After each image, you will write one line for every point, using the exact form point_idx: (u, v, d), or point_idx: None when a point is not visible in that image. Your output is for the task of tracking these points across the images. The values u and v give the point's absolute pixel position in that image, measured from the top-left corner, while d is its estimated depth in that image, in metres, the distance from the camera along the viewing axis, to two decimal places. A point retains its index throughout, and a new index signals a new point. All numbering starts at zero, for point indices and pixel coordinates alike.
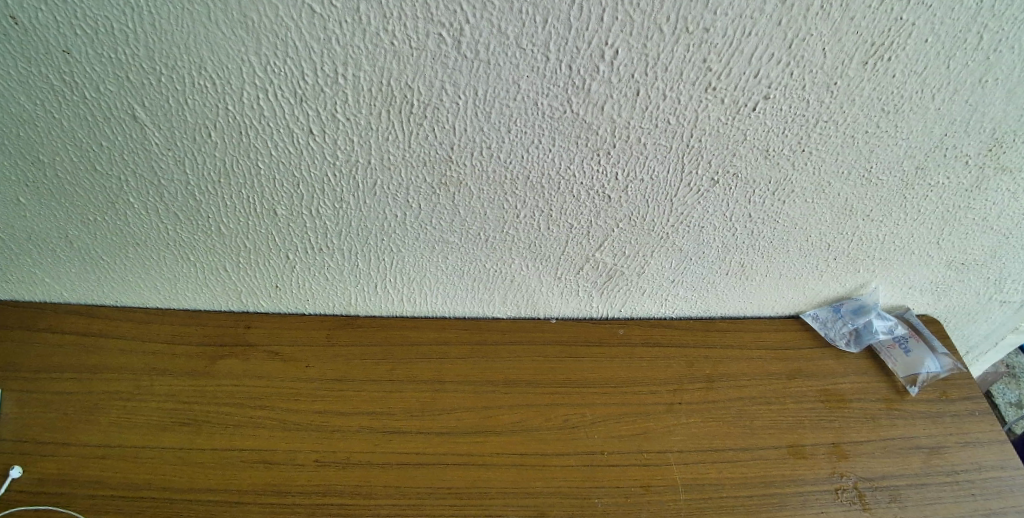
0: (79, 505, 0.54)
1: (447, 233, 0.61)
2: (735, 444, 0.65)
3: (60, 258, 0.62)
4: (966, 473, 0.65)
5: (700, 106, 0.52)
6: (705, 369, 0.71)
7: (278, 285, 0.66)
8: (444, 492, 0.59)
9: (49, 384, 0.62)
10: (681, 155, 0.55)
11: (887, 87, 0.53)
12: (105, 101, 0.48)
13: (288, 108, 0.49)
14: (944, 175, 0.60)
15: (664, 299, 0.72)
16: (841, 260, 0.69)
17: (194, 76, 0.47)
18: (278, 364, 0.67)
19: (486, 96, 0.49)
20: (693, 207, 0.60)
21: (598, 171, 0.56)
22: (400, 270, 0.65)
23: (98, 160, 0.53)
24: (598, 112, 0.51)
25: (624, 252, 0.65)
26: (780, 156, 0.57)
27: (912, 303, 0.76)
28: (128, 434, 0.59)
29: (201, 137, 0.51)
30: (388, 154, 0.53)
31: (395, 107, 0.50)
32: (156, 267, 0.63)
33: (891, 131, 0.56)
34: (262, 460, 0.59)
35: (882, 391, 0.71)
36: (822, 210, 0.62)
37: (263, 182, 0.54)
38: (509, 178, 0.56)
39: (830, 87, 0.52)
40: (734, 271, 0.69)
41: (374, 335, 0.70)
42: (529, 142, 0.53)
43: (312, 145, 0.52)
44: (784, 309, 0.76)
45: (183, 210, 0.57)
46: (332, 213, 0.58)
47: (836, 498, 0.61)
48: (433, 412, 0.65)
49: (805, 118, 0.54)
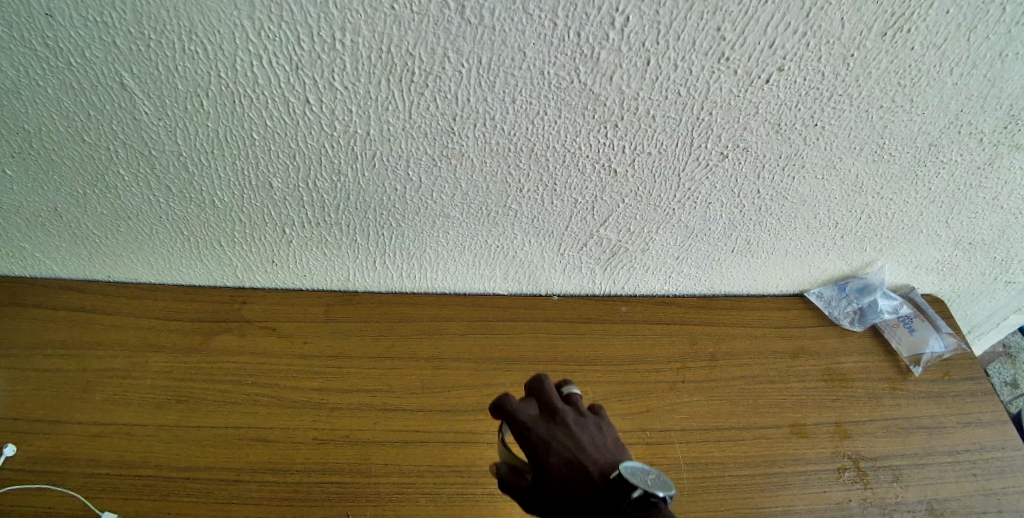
0: (75, 484, 0.53)
1: (448, 207, 0.59)
2: (737, 423, 0.64)
3: (50, 232, 0.60)
4: (967, 453, 0.65)
5: (712, 78, 0.50)
6: (707, 347, 0.70)
7: (274, 260, 0.65)
8: (446, 471, 0.58)
9: (41, 361, 0.61)
10: (690, 128, 0.54)
11: (905, 59, 0.51)
12: (92, 68, 0.46)
13: (284, 75, 0.47)
14: (957, 152, 0.59)
15: (667, 276, 0.71)
16: (848, 238, 0.67)
17: (185, 41, 0.44)
18: (275, 340, 0.65)
19: (490, 65, 0.47)
20: (700, 182, 0.59)
21: (605, 144, 0.54)
22: (399, 245, 0.63)
23: (86, 129, 0.50)
24: (606, 83, 0.49)
25: (629, 229, 0.63)
26: (792, 130, 0.55)
27: (916, 282, 0.75)
28: (123, 412, 0.58)
29: (193, 106, 0.49)
30: (387, 124, 0.51)
31: (395, 75, 0.48)
32: (149, 241, 0.62)
33: (906, 105, 0.54)
34: (261, 437, 0.58)
35: (885, 370, 0.71)
36: (832, 187, 0.61)
37: (258, 154, 0.53)
38: (514, 150, 0.54)
39: (846, 59, 0.50)
40: (740, 249, 0.67)
41: (372, 311, 0.69)
42: (534, 114, 0.51)
43: (308, 115, 0.50)
44: (788, 287, 0.75)
45: (175, 183, 0.55)
46: (329, 186, 0.56)
47: (838, 477, 0.62)
48: (433, 390, 0.64)
49: (818, 91, 0.52)
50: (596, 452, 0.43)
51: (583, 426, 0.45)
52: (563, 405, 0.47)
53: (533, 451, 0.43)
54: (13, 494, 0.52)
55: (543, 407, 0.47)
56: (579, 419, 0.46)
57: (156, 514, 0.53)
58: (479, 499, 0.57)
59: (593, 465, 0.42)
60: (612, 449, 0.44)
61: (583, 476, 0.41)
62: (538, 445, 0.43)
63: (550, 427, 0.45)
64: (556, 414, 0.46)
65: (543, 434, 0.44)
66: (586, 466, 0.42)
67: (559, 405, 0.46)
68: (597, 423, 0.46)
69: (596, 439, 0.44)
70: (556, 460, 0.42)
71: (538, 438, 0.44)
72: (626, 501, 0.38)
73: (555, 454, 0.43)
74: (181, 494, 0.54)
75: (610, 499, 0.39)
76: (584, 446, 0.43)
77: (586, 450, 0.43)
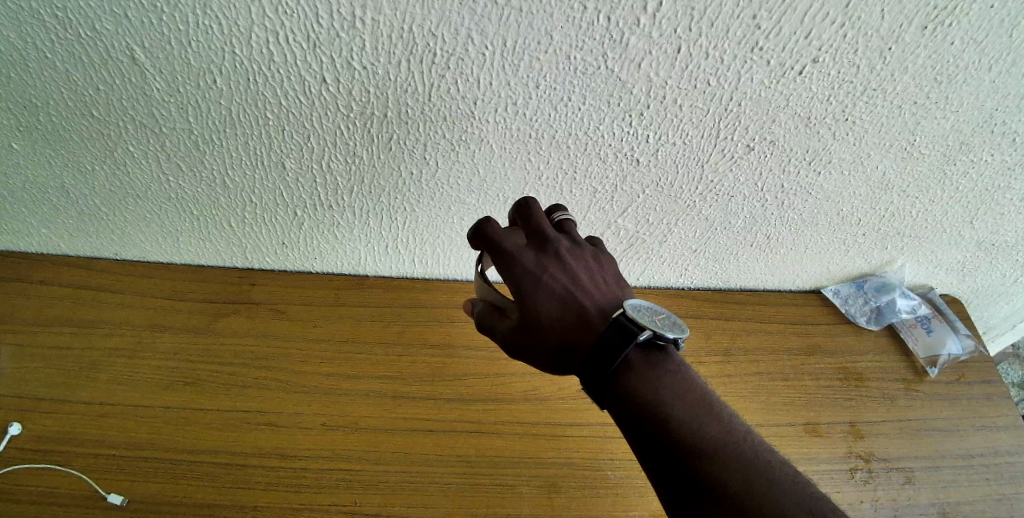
0: (81, 464, 0.53)
1: (465, 193, 0.58)
2: (750, 420, 0.64)
3: (57, 208, 0.58)
4: (980, 457, 0.65)
5: (743, 67, 0.48)
6: (722, 342, 0.69)
7: (284, 243, 0.64)
8: (455, 461, 0.58)
9: (47, 338, 0.60)
10: (718, 119, 0.52)
11: (944, 54, 0.49)
12: (102, 41, 0.44)
13: (301, 54, 0.45)
14: (988, 151, 0.57)
15: (683, 269, 0.70)
16: (870, 236, 0.66)
17: (198, 15, 0.42)
18: (285, 323, 0.65)
19: (515, 48, 0.46)
20: (724, 175, 0.57)
21: (629, 133, 0.53)
22: (412, 230, 0.62)
23: (95, 104, 0.49)
24: (634, 70, 0.48)
25: (648, 220, 0.62)
26: (822, 125, 0.53)
27: (935, 282, 0.74)
28: (129, 392, 0.58)
29: (206, 82, 0.47)
30: (405, 107, 0.49)
31: (416, 56, 0.46)
32: (158, 220, 0.60)
33: (941, 102, 0.53)
34: (268, 421, 0.58)
35: (901, 371, 0.71)
36: (857, 183, 0.59)
37: (272, 133, 0.51)
38: (535, 137, 0.53)
39: (883, 53, 0.48)
40: (759, 243, 0.66)
41: (383, 296, 0.68)
42: (557, 100, 0.50)
43: (324, 95, 0.48)
44: (804, 283, 0.74)
45: (186, 161, 0.54)
46: (343, 169, 0.55)
47: (850, 478, 0.61)
48: (444, 378, 0.63)
49: (852, 85, 0.50)
50: (589, 286, 0.47)
51: (572, 255, 0.48)
52: (552, 232, 0.48)
53: (523, 279, 0.46)
54: (19, 473, 0.52)
55: (531, 236, 0.48)
56: (569, 247, 0.48)
57: (163, 498, 0.52)
58: (489, 491, 0.56)
59: (588, 298, 0.46)
60: (604, 282, 0.48)
61: (579, 311, 0.45)
62: (530, 276, 0.46)
63: (543, 259, 0.47)
64: (548, 244, 0.47)
65: (535, 265, 0.46)
66: (583, 302, 0.45)
67: (549, 234, 0.48)
68: (586, 249, 0.49)
69: (587, 271, 0.48)
70: (553, 294, 0.46)
71: (532, 268, 0.46)
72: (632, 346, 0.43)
73: (551, 289, 0.46)
74: (189, 477, 0.54)
75: (610, 343, 0.43)
76: (577, 278, 0.47)
77: (580, 284, 0.46)
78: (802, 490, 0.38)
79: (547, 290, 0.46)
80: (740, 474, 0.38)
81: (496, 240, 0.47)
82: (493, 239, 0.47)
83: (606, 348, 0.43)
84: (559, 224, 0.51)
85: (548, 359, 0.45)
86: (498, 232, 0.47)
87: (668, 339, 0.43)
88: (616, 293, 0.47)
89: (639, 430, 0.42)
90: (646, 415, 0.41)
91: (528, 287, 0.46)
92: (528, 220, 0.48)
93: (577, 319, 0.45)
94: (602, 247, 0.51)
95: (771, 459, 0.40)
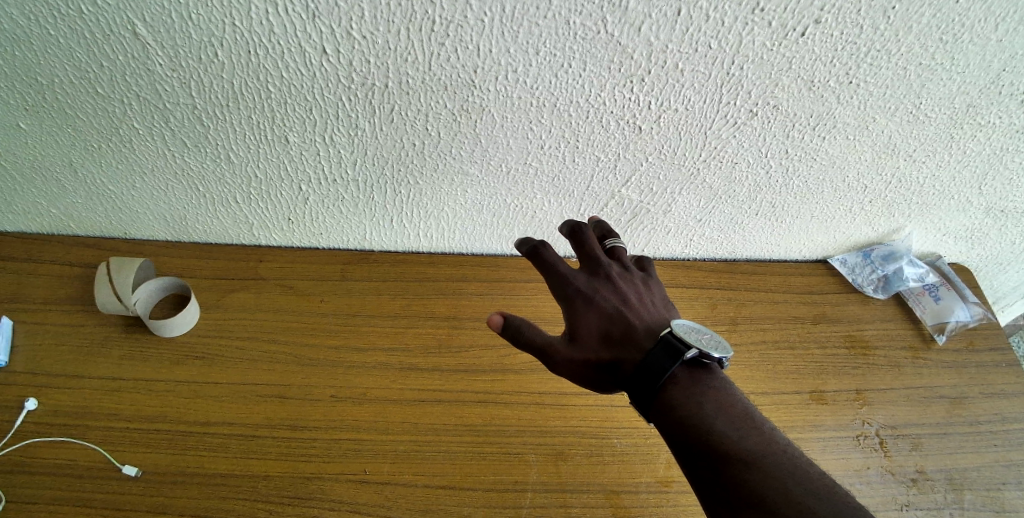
0: (95, 437, 0.54)
1: (467, 164, 0.58)
2: (756, 388, 0.65)
3: (64, 188, 0.59)
4: (989, 424, 0.66)
5: (744, 29, 0.48)
6: (727, 311, 0.70)
7: (291, 219, 0.64)
8: (461, 430, 0.59)
9: (59, 316, 0.61)
10: (720, 83, 0.52)
11: (948, 14, 0.48)
12: (104, 17, 0.44)
13: (300, 24, 0.45)
14: (996, 113, 0.56)
15: (688, 240, 0.70)
16: (876, 203, 0.66)
17: None
18: (294, 298, 0.65)
19: (514, 13, 0.45)
20: (726, 141, 0.57)
21: (631, 100, 0.53)
22: (416, 202, 0.62)
23: (99, 81, 0.49)
24: (634, 33, 0.47)
25: (652, 189, 0.62)
26: (825, 88, 0.53)
27: (943, 250, 0.73)
28: (141, 367, 0.59)
29: (207, 56, 0.47)
30: (405, 76, 0.49)
31: (415, 24, 0.45)
32: (164, 198, 0.61)
33: (947, 63, 0.52)
34: (278, 394, 0.59)
35: (909, 339, 0.71)
36: (862, 148, 0.59)
37: (275, 106, 0.51)
38: (536, 105, 0.52)
39: (886, 11, 0.47)
40: (764, 212, 0.66)
41: (390, 270, 0.69)
42: (557, 66, 0.49)
43: (325, 66, 0.48)
44: (811, 253, 0.74)
45: (190, 137, 0.54)
46: (346, 141, 0.55)
47: (857, 444, 0.62)
48: (451, 349, 0.64)
49: (855, 46, 0.50)
50: (638, 307, 0.49)
51: (623, 278, 0.51)
52: (603, 257, 0.51)
53: (575, 301, 0.49)
54: (36, 446, 0.53)
55: (584, 260, 0.51)
56: (619, 271, 0.51)
57: (176, 468, 0.53)
58: (495, 459, 0.57)
59: (637, 318, 0.48)
60: (650, 303, 0.51)
61: (629, 327, 0.47)
62: (583, 296, 0.49)
63: (593, 281, 0.50)
64: (598, 267, 0.51)
65: (587, 286, 0.49)
66: (632, 321, 0.48)
67: (600, 257, 0.51)
68: (634, 274, 0.52)
69: (636, 293, 0.51)
70: (603, 312, 0.48)
71: (585, 289, 0.49)
72: (678, 363, 0.45)
73: (603, 309, 0.48)
74: (203, 448, 0.55)
75: (657, 364, 0.45)
76: (626, 299, 0.49)
77: (629, 305, 0.49)
78: (839, 502, 0.38)
79: (599, 310, 0.48)
80: (778, 482, 0.39)
81: (551, 263, 0.50)
82: (546, 261, 0.50)
83: (650, 364, 0.45)
84: (608, 249, 0.54)
85: (596, 381, 0.47)
86: (552, 256, 0.50)
87: (715, 356, 0.45)
88: (666, 317, 0.50)
89: (679, 438, 0.43)
90: (686, 426, 0.43)
91: (581, 306, 0.49)
92: (581, 245, 0.52)
93: (626, 336, 0.47)
94: (651, 272, 0.54)
95: (813, 471, 0.41)
